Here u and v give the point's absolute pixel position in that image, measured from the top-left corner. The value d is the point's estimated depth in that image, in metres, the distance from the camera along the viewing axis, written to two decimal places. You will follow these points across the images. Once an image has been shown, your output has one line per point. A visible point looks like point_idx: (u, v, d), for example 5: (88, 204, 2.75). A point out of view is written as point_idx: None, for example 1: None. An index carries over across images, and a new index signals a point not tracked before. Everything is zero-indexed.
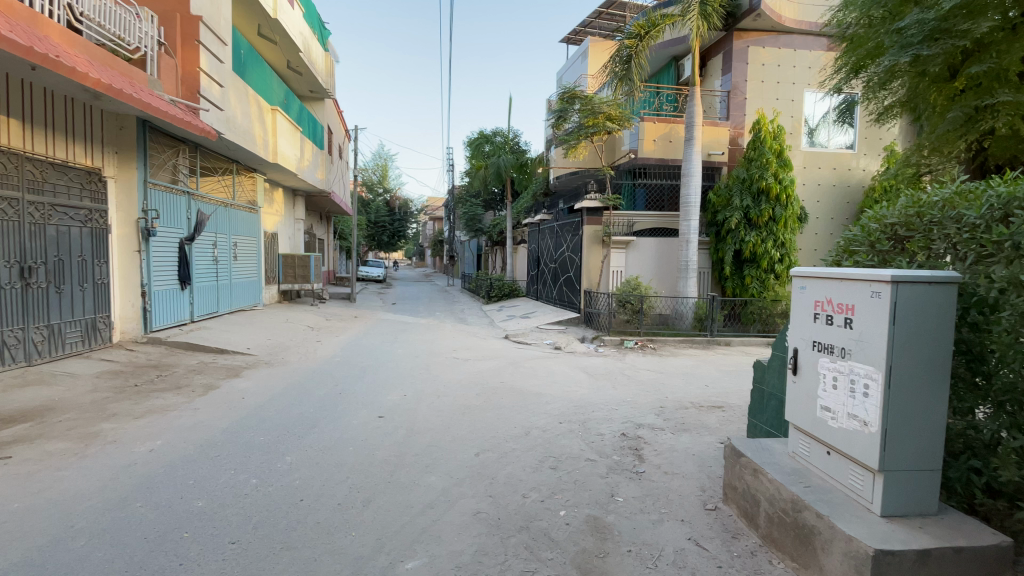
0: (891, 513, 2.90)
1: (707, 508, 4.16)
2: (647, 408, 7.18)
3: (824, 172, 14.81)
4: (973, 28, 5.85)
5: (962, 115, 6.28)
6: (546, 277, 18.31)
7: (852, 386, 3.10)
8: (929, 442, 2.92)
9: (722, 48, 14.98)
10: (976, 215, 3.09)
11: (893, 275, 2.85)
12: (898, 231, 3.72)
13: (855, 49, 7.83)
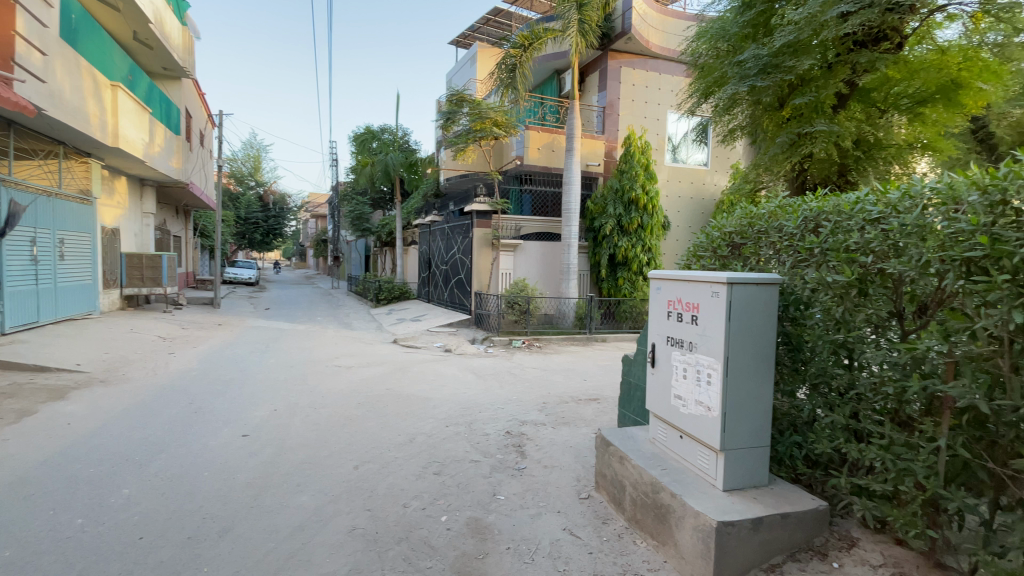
0: (731, 487, 3.30)
1: (581, 498, 4.38)
2: (532, 405, 7.40)
3: (684, 186, 16.63)
4: (796, 65, 6.97)
5: (788, 140, 7.43)
6: (437, 279, 18.08)
7: (698, 375, 3.49)
8: (759, 422, 3.37)
9: (598, 66, 16.10)
10: (792, 226, 3.65)
11: (728, 277, 3.26)
12: (734, 239, 4.33)
13: (705, 76, 8.86)
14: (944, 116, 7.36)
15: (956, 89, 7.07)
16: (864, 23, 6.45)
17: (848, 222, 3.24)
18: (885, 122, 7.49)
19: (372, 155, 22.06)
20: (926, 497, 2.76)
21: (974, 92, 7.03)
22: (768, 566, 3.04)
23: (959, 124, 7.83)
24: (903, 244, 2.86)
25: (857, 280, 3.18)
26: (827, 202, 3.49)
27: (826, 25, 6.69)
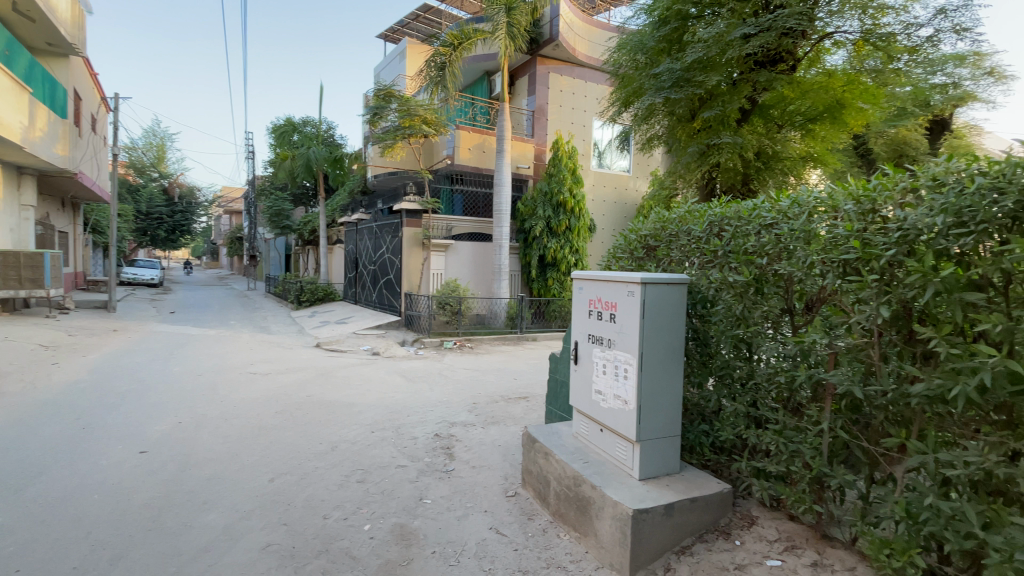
0: (646, 475, 3.49)
1: (508, 495, 4.43)
2: (461, 406, 7.36)
3: (608, 190, 17.34)
4: (705, 80, 7.51)
5: (698, 150, 7.97)
6: (364, 279, 17.47)
7: (616, 371, 3.66)
8: (671, 413, 3.59)
9: (527, 70, 16.36)
10: (700, 230, 3.92)
11: (642, 277, 3.45)
12: (649, 241, 4.59)
13: (625, 86, 9.28)
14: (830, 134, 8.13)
15: (840, 108, 7.85)
16: (761, 47, 7.10)
17: (747, 227, 3.53)
18: (781, 137, 8.17)
19: (293, 148, 20.91)
20: (812, 475, 3.07)
21: (855, 111, 7.87)
22: (679, 549, 3.24)
23: (842, 141, 8.67)
24: (792, 247, 3.16)
25: (754, 280, 3.48)
26: (729, 208, 3.79)
27: (731, 45, 7.28)
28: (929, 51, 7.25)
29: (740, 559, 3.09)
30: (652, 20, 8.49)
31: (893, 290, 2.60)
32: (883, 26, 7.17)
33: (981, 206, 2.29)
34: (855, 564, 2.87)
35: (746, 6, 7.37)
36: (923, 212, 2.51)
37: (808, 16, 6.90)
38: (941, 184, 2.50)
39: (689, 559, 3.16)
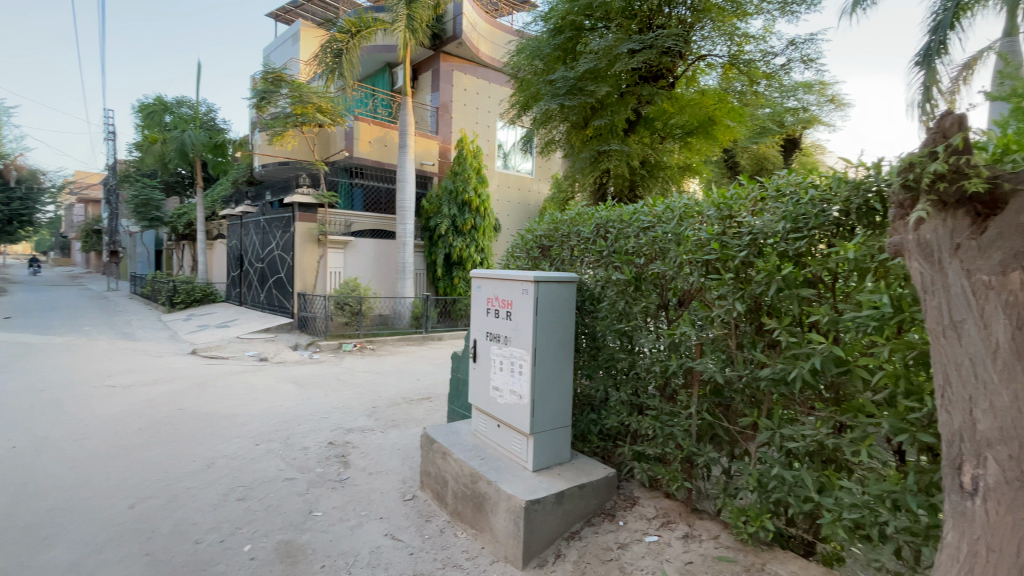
0: (539, 466, 3.62)
1: (406, 499, 4.33)
2: (359, 411, 7.05)
3: (512, 191, 17.67)
4: (595, 90, 7.96)
5: (590, 156, 8.42)
6: (251, 279, 16.03)
7: (512, 367, 3.74)
8: (563, 406, 3.75)
9: (431, 66, 16.14)
10: (588, 231, 4.15)
11: (535, 276, 3.56)
12: (543, 242, 4.77)
13: (525, 90, 9.53)
14: (703, 147, 8.97)
15: (711, 124, 8.63)
16: (642, 63, 7.70)
17: (627, 229, 3.80)
18: (662, 148, 8.83)
19: (164, 131, 18.56)
20: (683, 454, 3.40)
21: (724, 127, 8.70)
22: (569, 534, 3.40)
23: (714, 154, 9.62)
24: (665, 248, 3.47)
25: (634, 278, 3.77)
26: (613, 212, 4.05)
27: (619, 59, 7.82)
28: (782, 78, 8.36)
29: (622, 538, 3.31)
30: (548, 28, 8.81)
31: (747, 287, 2.96)
32: (746, 53, 8.13)
33: (812, 215, 2.67)
34: (718, 532, 3.20)
35: (632, 23, 7.94)
36: (769, 219, 2.87)
37: (684, 38, 7.61)
38: (782, 195, 2.86)
39: (578, 543, 3.32)
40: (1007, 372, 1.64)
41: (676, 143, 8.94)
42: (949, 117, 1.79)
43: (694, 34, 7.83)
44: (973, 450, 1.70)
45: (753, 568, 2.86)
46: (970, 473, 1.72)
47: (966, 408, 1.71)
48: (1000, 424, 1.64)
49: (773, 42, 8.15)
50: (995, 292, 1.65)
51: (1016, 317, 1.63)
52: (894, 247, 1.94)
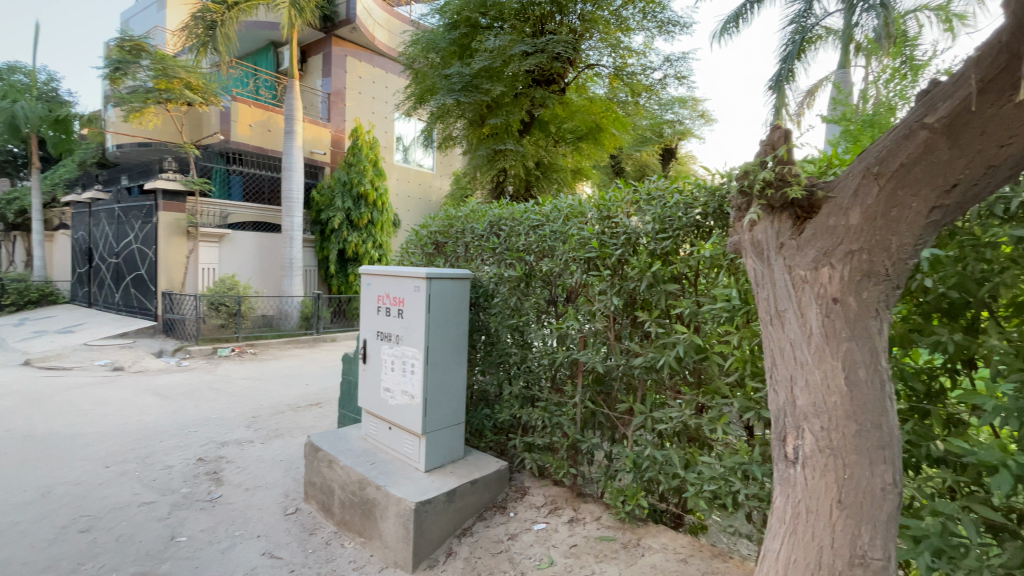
0: (432, 466, 3.57)
1: (287, 514, 4.01)
2: (237, 422, 6.41)
3: (412, 186, 17.23)
4: (490, 88, 8.07)
5: (487, 153, 8.48)
6: (103, 276, 13.84)
7: (403, 366, 3.63)
8: (457, 403, 3.73)
9: (321, 49, 15.19)
10: (481, 228, 4.17)
11: (427, 272, 3.48)
12: (437, 238, 4.70)
13: (420, 82, 9.34)
14: (590, 151, 9.46)
15: (599, 129, 9.03)
16: (534, 66, 7.93)
17: (519, 227, 3.87)
18: (556, 150, 9.15)
19: None
20: (569, 442, 3.58)
21: (610, 135, 9.12)
22: (461, 531, 3.40)
23: (603, 159, 10.18)
24: (553, 245, 3.60)
25: (525, 275, 3.85)
26: (505, 210, 4.11)
27: (512, 60, 7.98)
28: (659, 91, 9.09)
29: (512, 529, 3.38)
30: (444, 23, 8.81)
31: (624, 284, 3.19)
32: (629, 65, 8.70)
33: (677, 218, 2.92)
34: (600, 513, 3.39)
35: (525, 26, 8.14)
36: (643, 220, 3.10)
37: (573, 46, 7.97)
38: (653, 199, 3.09)
39: (469, 539, 3.33)
40: (817, 354, 1.61)
41: (567, 147, 9.31)
42: (777, 133, 1.90)
43: (583, 43, 8.21)
44: (793, 426, 1.66)
45: (630, 544, 3.08)
46: (793, 451, 1.66)
47: (786, 387, 1.68)
48: (813, 401, 1.60)
49: (652, 58, 8.85)
50: (807, 280, 1.65)
51: (825, 304, 1.61)
52: (736, 248, 1.98)
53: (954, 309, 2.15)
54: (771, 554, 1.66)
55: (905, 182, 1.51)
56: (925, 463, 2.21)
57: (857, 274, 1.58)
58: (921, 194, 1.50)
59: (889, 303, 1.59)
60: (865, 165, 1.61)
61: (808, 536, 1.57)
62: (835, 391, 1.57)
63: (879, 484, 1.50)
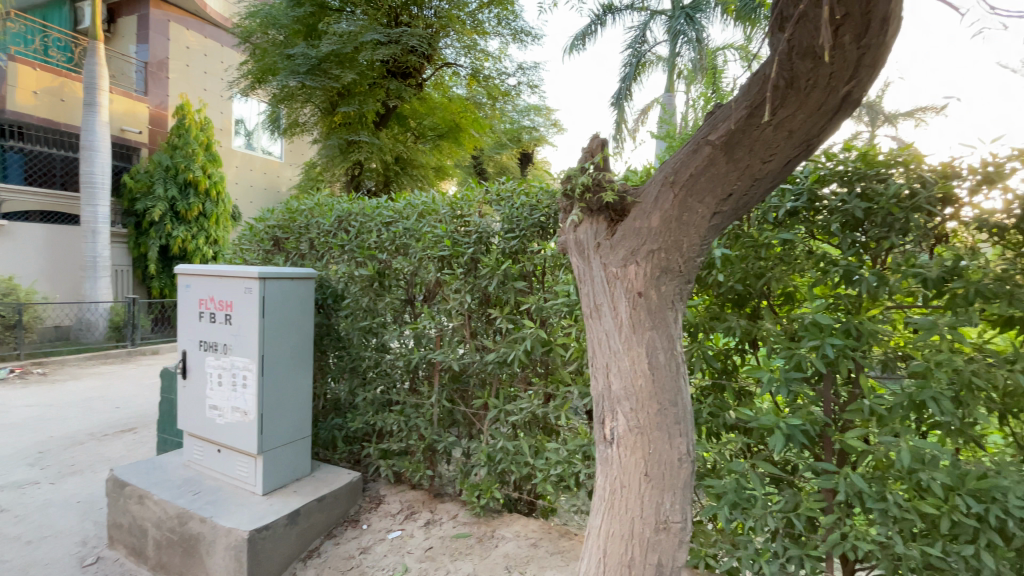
0: (271, 488, 3.22)
1: (83, 566, 3.31)
2: (14, 460, 5.12)
3: (256, 175, 15.49)
4: (341, 75, 7.61)
5: (338, 144, 7.94)
6: None
7: (234, 380, 3.23)
8: (301, 414, 3.43)
9: (136, 10, 12.91)
10: (328, 223, 3.88)
11: (259, 272, 3.12)
12: (276, 233, 4.28)
13: (259, 60, 8.42)
14: (449, 150, 9.37)
15: (459, 131, 9.14)
16: (387, 57, 7.65)
17: (370, 223, 3.67)
18: (415, 145, 8.89)
19: None
20: (425, 444, 3.51)
21: (469, 137, 9.33)
22: (307, 553, 3.14)
23: (463, 159, 10.18)
24: (405, 243, 3.48)
25: (377, 274, 3.67)
26: (354, 204, 3.88)
27: (364, 47, 7.61)
28: (515, 98, 9.32)
29: (365, 542, 3.22)
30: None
31: (476, 282, 3.21)
32: (486, 68, 8.79)
33: (523, 218, 3.01)
34: (457, 511, 3.39)
35: (379, 15, 7.83)
36: (491, 219, 3.14)
37: (429, 41, 7.87)
38: (502, 199, 3.14)
39: (316, 560, 3.09)
40: (626, 342, 1.75)
41: (427, 144, 9.11)
42: (595, 141, 2.04)
43: (439, 40, 8.16)
44: (609, 410, 1.79)
45: (485, 537, 3.13)
46: (610, 432, 1.79)
47: (603, 374, 1.80)
48: (623, 385, 1.74)
49: (507, 63, 9.09)
50: (618, 277, 1.79)
51: (632, 297, 1.76)
52: (563, 247, 2.09)
53: (741, 299, 2.57)
54: (593, 531, 1.75)
55: (693, 191, 1.71)
56: (723, 429, 2.60)
57: (657, 271, 1.75)
58: (705, 201, 1.70)
59: (681, 296, 1.80)
60: (664, 174, 1.78)
61: (622, 506, 1.69)
62: (640, 375, 1.73)
63: (675, 455, 1.68)
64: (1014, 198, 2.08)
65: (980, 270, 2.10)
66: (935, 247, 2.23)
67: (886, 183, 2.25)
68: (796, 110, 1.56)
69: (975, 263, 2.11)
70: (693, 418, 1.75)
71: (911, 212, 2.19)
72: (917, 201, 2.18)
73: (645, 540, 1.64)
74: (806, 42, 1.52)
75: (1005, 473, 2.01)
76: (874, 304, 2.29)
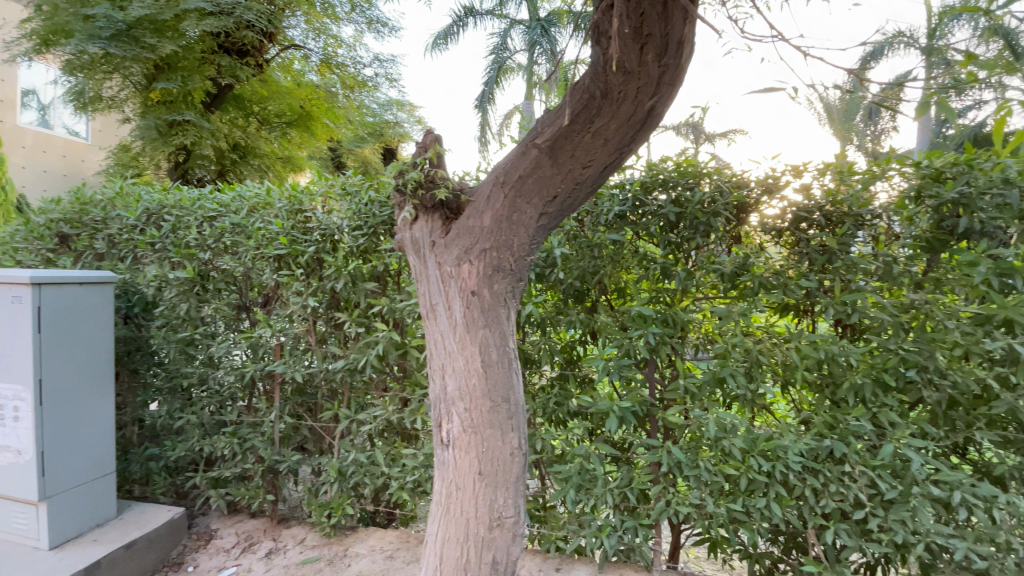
0: (62, 540, 2.64)
1: None
2: None
3: (50, 158, 12.69)
4: (158, 46, 6.59)
5: (156, 125, 6.89)
6: None
7: (2, 413, 2.60)
8: (104, 446, 2.85)
9: None
10: (132, 217, 3.29)
11: (31, 276, 2.52)
12: (62, 228, 3.51)
13: (46, 17, 6.87)
14: (300, 140, 8.64)
15: (309, 119, 8.47)
16: (217, 30, 6.82)
17: (188, 218, 3.20)
18: (258, 133, 8.03)
19: None
20: (265, 466, 3.15)
21: (322, 126, 8.63)
22: None
23: (318, 151, 9.47)
24: (233, 241, 3.09)
25: (199, 276, 3.20)
26: (169, 195, 3.34)
27: (187, 16, 6.76)
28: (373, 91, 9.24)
29: None
30: None
31: (321, 284, 2.95)
32: (338, 56, 8.56)
33: (370, 215, 2.83)
34: (305, 534, 3.11)
35: None
36: (337, 214, 2.92)
37: (269, 17, 7.21)
38: (347, 193, 2.92)
39: None
40: (460, 341, 1.76)
41: (274, 132, 8.29)
42: (430, 139, 2.03)
43: (285, 19, 7.68)
44: (445, 412, 1.77)
45: (336, 558, 2.91)
46: (447, 435, 1.77)
47: (439, 376, 1.78)
48: (458, 386, 1.74)
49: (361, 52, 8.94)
50: (452, 276, 1.79)
51: (466, 296, 1.77)
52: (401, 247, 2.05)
53: (581, 295, 2.74)
54: (430, 539, 1.72)
55: (522, 192, 1.77)
56: (568, 417, 2.74)
57: (490, 269, 1.78)
58: (532, 202, 1.77)
59: (514, 294, 1.85)
60: (495, 175, 1.82)
61: (458, 509, 1.68)
62: (474, 374, 1.74)
63: (507, 450, 1.70)
64: (786, 206, 2.49)
65: (764, 265, 2.49)
66: (733, 246, 2.58)
67: (694, 191, 2.56)
68: (608, 120, 1.69)
69: (760, 259, 2.49)
70: (526, 412, 1.79)
71: (712, 217, 2.53)
72: (716, 207, 2.52)
73: (479, 539, 1.64)
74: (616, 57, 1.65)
75: (785, 433, 2.39)
76: (686, 296, 2.61)
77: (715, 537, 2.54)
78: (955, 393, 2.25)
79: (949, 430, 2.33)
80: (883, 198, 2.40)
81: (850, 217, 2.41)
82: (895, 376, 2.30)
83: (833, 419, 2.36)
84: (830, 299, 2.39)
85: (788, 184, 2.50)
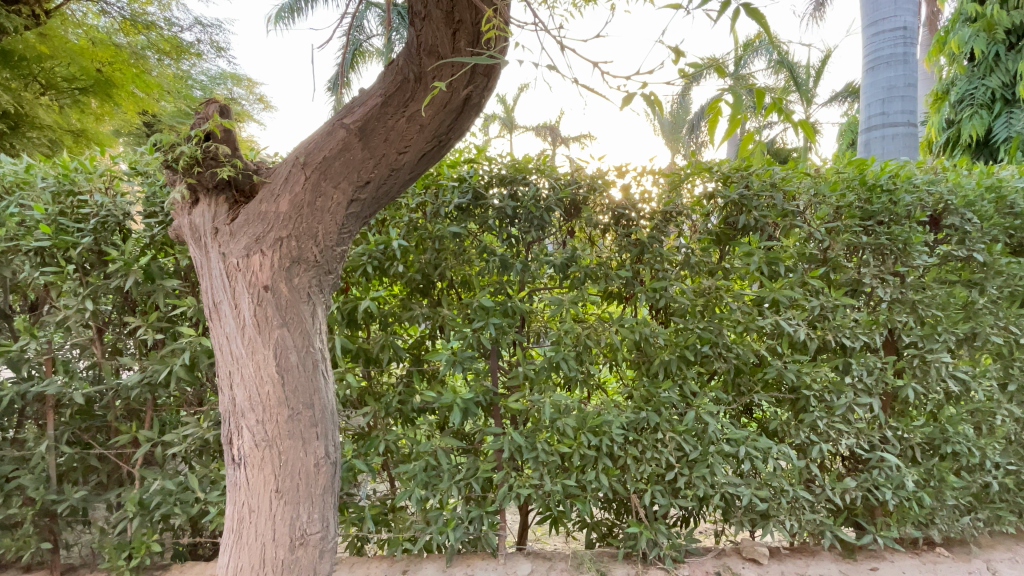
0: None
1: None
2: None
3: None
4: None
5: None
6: None
7: None
8: None
9: None
10: None
11: None
12: None
13: None
14: (99, 109, 7.28)
15: (110, 87, 7.02)
16: None
17: None
18: (36, 99, 6.27)
19: None
20: (37, 509, 2.53)
21: (129, 96, 7.31)
22: None
23: (127, 124, 8.06)
24: None
25: None
26: None
27: None
28: (193, 57, 8.63)
29: None
30: None
31: (105, 284, 2.46)
32: (147, 15, 7.89)
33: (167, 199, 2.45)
34: None
35: None
36: (124, 197, 2.48)
37: None
38: (138, 172, 2.51)
39: None
40: (251, 345, 1.60)
41: (62, 100, 6.73)
42: (214, 106, 1.80)
43: None
44: (237, 425, 1.62)
45: None
46: (239, 451, 1.62)
47: (228, 386, 1.63)
48: (248, 395, 1.59)
49: (178, 14, 8.44)
50: (240, 269, 1.63)
51: (258, 292, 1.62)
52: (184, 232, 1.83)
53: (425, 289, 2.66)
54: (222, 569, 1.58)
55: (326, 175, 1.66)
56: (414, 414, 2.65)
57: (287, 261, 1.64)
58: (339, 186, 1.67)
59: (320, 288, 1.73)
60: (295, 155, 1.69)
61: (252, 532, 1.55)
62: (268, 380, 1.59)
63: (311, 461, 1.59)
64: (610, 203, 2.70)
65: (591, 257, 2.68)
66: (568, 239, 2.72)
67: (529, 187, 2.63)
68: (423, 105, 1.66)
69: (587, 252, 2.68)
70: (336, 418, 1.70)
71: (545, 211, 2.64)
72: (549, 202, 2.63)
73: (279, 563, 1.53)
74: (431, 40, 1.62)
75: (609, 409, 2.59)
76: (526, 286, 2.68)
77: (555, 514, 2.66)
78: (739, 363, 2.67)
79: (738, 394, 2.74)
80: (686, 197, 2.72)
81: (659, 213, 2.67)
82: (695, 352, 2.63)
83: (648, 393, 2.62)
84: (642, 287, 2.66)
85: (613, 182, 2.69)
